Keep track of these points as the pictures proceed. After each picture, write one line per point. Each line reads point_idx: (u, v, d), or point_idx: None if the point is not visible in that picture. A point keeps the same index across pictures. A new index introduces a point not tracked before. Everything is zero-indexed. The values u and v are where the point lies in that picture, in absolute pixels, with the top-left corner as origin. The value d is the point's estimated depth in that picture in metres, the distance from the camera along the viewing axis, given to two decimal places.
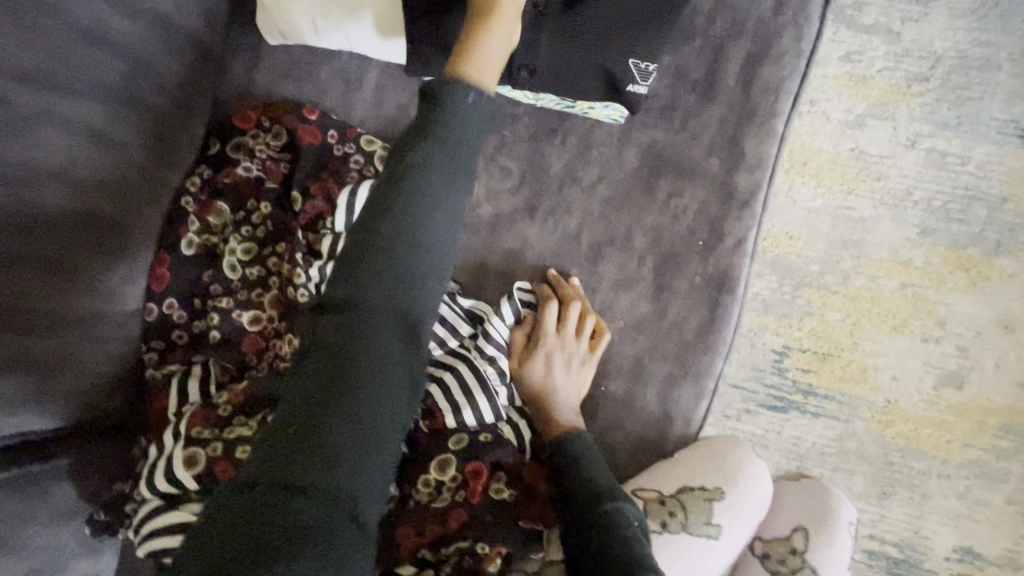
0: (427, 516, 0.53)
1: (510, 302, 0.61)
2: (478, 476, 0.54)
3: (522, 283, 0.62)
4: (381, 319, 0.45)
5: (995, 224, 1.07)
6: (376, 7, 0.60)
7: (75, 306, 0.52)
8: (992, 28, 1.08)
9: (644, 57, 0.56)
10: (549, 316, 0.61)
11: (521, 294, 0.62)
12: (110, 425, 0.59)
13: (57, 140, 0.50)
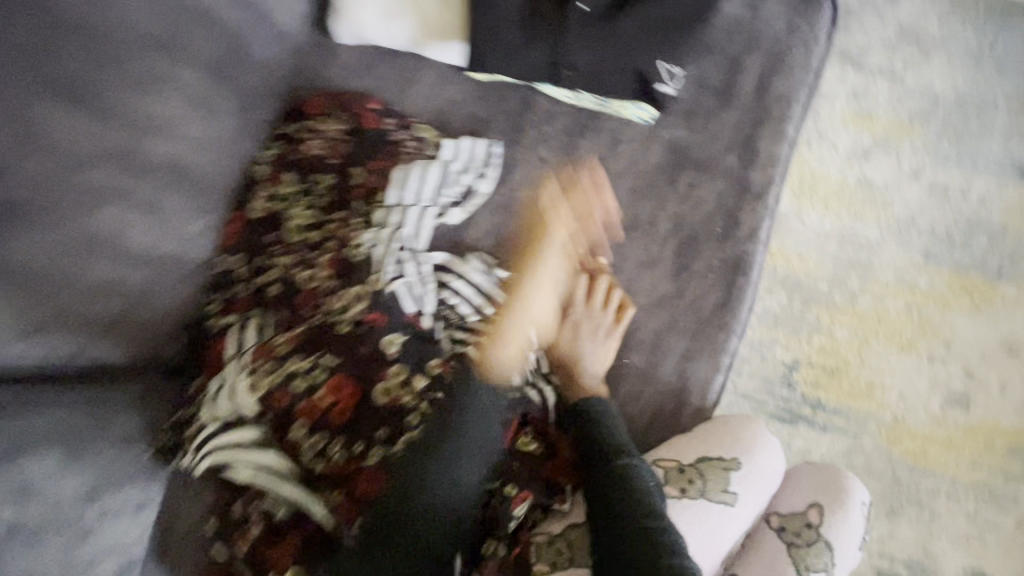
0: None
1: None
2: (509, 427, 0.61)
3: None
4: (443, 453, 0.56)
5: (995, 253, 1.12)
6: (441, 15, 0.70)
7: (155, 242, 0.60)
8: (987, 74, 1.17)
9: (671, 62, 0.64)
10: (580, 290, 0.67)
11: None
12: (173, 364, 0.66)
13: (163, 103, 0.57)
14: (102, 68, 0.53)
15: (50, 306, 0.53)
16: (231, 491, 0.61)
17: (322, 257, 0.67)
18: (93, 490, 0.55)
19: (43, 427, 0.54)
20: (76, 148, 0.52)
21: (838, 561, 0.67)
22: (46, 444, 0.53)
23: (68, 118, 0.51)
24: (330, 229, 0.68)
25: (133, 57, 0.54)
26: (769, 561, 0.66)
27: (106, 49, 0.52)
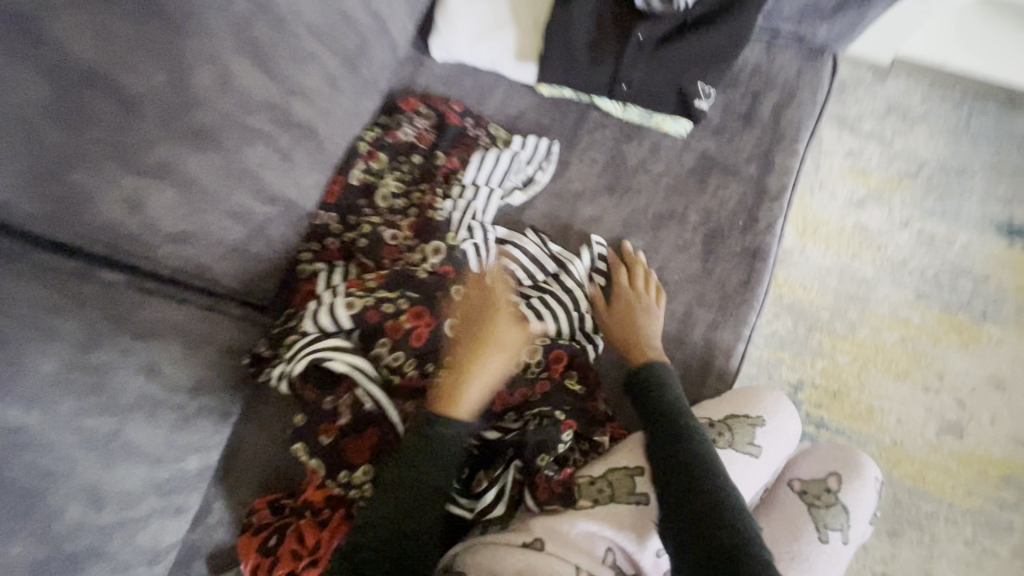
0: (516, 384, 0.71)
1: (589, 250, 0.80)
2: (559, 361, 0.72)
3: (599, 240, 0.81)
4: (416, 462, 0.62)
5: (980, 296, 1.24)
6: (521, 40, 0.86)
7: (281, 190, 0.70)
8: (968, 142, 1.33)
9: (707, 83, 0.79)
10: (625, 278, 0.78)
11: (598, 248, 0.80)
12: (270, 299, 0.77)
13: (310, 75, 0.69)
14: (281, 38, 0.64)
15: (200, 219, 0.62)
16: (319, 389, 0.71)
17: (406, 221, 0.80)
18: (196, 386, 0.66)
19: (177, 324, 0.64)
20: (249, 98, 0.62)
21: (852, 520, 0.79)
22: (176, 336, 0.64)
23: (249, 76, 0.61)
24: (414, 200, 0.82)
25: (298, 40, 0.66)
26: (791, 514, 0.80)
27: (286, 31, 0.64)
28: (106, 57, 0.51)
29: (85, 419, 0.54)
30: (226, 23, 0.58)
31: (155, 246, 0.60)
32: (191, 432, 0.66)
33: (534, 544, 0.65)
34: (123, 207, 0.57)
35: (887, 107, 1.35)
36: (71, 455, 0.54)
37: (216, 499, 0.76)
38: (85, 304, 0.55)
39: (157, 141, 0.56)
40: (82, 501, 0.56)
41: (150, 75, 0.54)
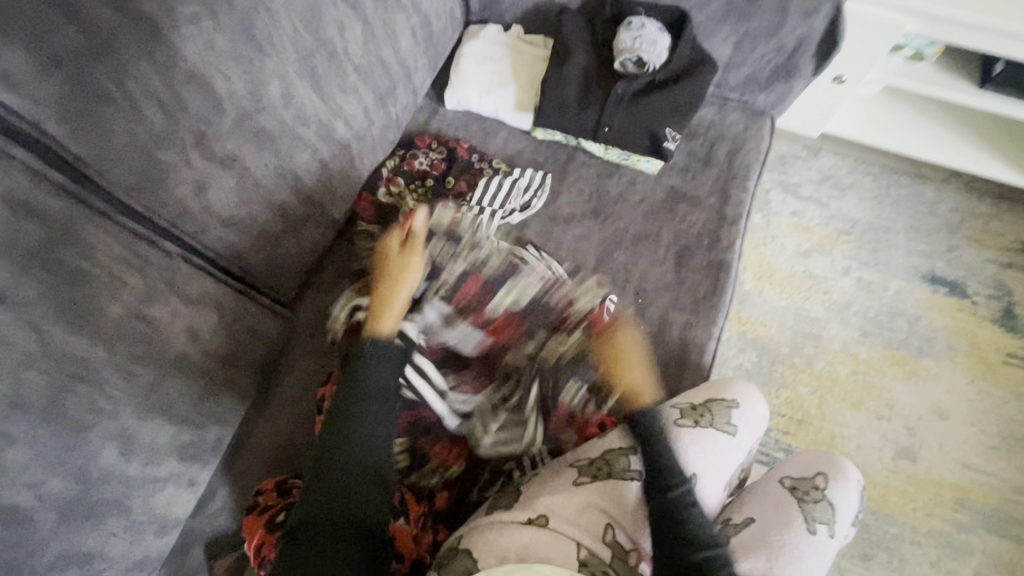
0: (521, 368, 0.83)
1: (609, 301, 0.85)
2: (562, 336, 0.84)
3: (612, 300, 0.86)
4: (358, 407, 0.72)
5: (917, 334, 1.39)
6: (520, 93, 1.03)
7: (318, 196, 0.82)
8: (888, 207, 1.55)
9: (675, 129, 0.96)
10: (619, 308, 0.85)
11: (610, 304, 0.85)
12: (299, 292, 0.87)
13: (351, 103, 0.83)
14: (332, 70, 0.78)
15: (249, 207, 0.72)
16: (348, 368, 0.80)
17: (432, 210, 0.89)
18: (227, 357, 0.72)
19: (224, 302, 0.71)
20: (302, 113, 0.75)
21: (841, 517, 0.77)
22: (221, 311, 0.71)
23: (306, 97, 0.75)
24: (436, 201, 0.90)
25: (344, 74, 0.80)
26: (776, 508, 0.78)
27: (337, 65, 0.79)
28: (207, 63, 0.63)
29: (135, 364, 0.61)
30: (294, 53, 0.72)
31: (209, 226, 0.68)
32: (215, 402, 0.71)
33: (539, 520, 0.69)
34: (192, 187, 0.65)
35: (821, 176, 1.59)
36: (117, 397, 0.59)
37: (220, 486, 0.78)
38: (148, 265, 0.62)
39: (227, 136, 0.67)
40: (116, 447, 0.60)
41: (234, 82, 0.66)
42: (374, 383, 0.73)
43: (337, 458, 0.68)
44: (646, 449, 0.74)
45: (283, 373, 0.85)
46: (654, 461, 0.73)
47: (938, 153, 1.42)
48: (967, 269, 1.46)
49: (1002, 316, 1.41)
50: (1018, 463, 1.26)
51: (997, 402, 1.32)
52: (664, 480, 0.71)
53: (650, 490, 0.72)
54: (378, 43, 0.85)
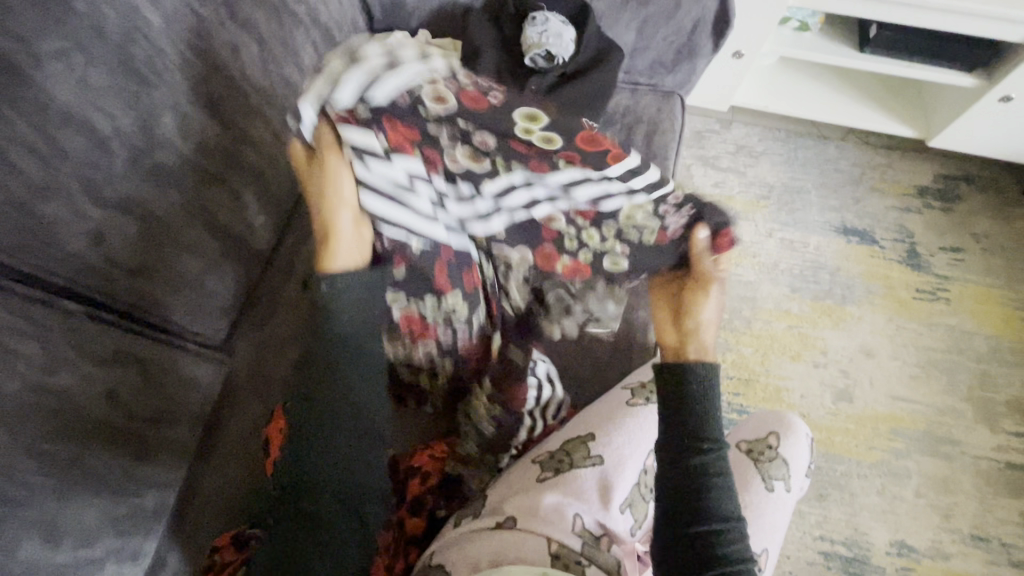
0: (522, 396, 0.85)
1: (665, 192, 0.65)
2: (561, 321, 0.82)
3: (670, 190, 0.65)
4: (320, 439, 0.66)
5: (838, 283, 1.50)
6: None
7: (234, 227, 0.77)
8: (798, 169, 1.65)
9: (591, 119, 0.98)
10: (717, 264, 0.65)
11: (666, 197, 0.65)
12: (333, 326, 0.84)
13: (257, 127, 0.78)
14: (231, 94, 0.73)
15: (157, 252, 0.67)
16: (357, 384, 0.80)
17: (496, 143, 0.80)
18: (155, 415, 0.67)
19: (144, 355, 0.66)
20: (204, 143, 0.70)
21: (793, 472, 0.82)
22: (142, 366, 0.66)
23: (204, 124, 0.70)
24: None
25: (246, 96, 0.76)
26: (736, 471, 0.82)
27: (236, 88, 0.74)
28: (84, 101, 0.58)
29: (46, 442, 0.55)
30: (185, 80, 0.67)
31: (115, 278, 0.63)
32: (150, 465, 0.66)
33: (507, 523, 0.69)
34: (88, 239, 0.60)
35: (735, 147, 1.68)
36: (30, 480, 0.54)
37: (171, 551, 0.72)
38: (48, 330, 0.57)
39: (121, 177, 0.61)
40: (37, 536, 0.54)
41: (119, 119, 0.61)
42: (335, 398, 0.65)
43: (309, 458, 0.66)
44: (675, 400, 0.60)
45: (227, 421, 0.80)
46: (683, 419, 0.60)
47: (835, 114, 1.53)
48: (872, 217, 1.58)
49: (906, 255, 1.54)
50: (938, 387, 1.38)
51: (913, 334, 1.44)
52: (695, 441, 0.59)
53: (669, 452, 0.60)
54: (279, 61, 0.81)
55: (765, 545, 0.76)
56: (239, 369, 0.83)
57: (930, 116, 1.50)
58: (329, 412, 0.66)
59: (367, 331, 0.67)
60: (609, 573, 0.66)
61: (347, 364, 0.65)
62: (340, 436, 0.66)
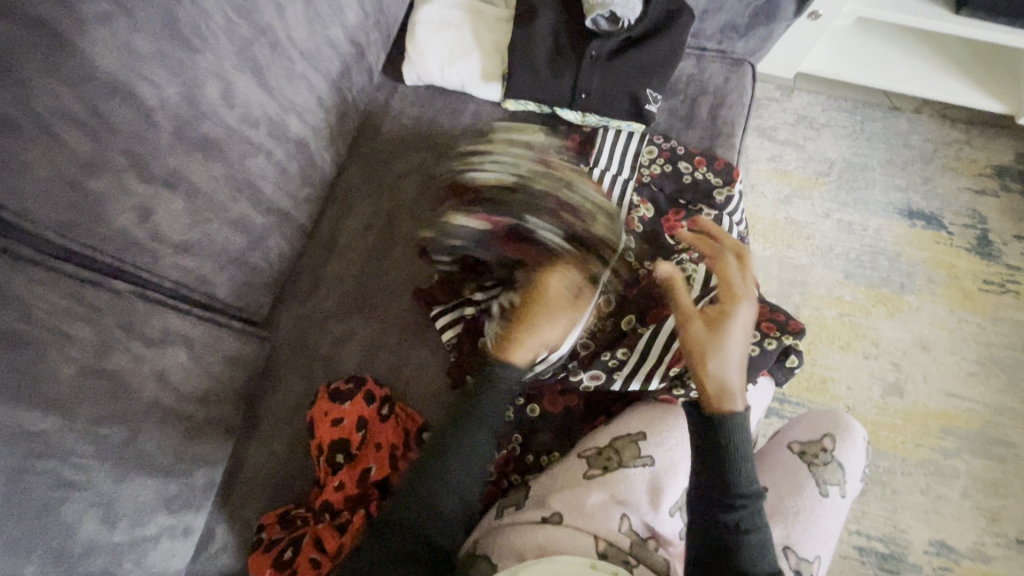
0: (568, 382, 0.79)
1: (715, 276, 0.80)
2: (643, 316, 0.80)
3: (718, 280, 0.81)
4: (461, 447, 0.67)
5: (897, 271, 1.41)
6: (485, 64, 0.94)
7: (278, 202, 0.73)
8: (863, 145, 1.52)
9: (655, 90, 0.90)
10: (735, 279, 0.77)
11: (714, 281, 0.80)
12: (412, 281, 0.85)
13: (302, 94, 0.73)
14: (276, 59, 0.68)
15: (203, 228, 0.64)
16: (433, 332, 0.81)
17: (660, 149, 0.90)
18: (205, 395, 0.66)
19: (191, 333, 0.65)
20: (248, 111, 0.66)
21: (848, 477, 0.78)
22: (189, 345, 0.64)
23: (250, 91, 0.66)
24: (721, 198, 0.87)
25: (291, 60, 0.70)
26: (788, 473, 0.79)
27: (282, 51, 0.69)
28: (127, 69, 0.54)
29: (100, 425, 0.55)
30: (230, 43, 0.62)
31: (162, 256, 0.61)
32: (200, 444, 0.65)
33: (553, 518, 0.69)
34: (134, 217, 0.57)
35: (796, 117, 1.55)
36: (87, 463, 0.53)
37: (220, 523, 0.73)
38: (98, 312, 0.56)
39: (166, 151, 0.58)
40: (97, 516, 0.54)
41: (164, 87, 0.57)
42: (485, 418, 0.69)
43: (439, 464, 0.67)
44: (712, 458, 0.68)
45: (268, 397, 0.79)
46: (724, 475, 0.67)
47: (915, 84, 1.39)
48: (942, 200, 1.47)
49: (976, 244, 1.43)
50: (996, 385, 1.31)
51: (975, 328, 1.36)
52: (727, 497, 0.66)
53: (704, 507, 0.67)
54: (325, 21, 0.75)
55: (817, 552, 0.74)
56: (280, 345, 0.81)
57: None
58: (479, 431, 0.69)
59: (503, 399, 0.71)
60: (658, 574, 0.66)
61: (485, 412, 0.70)
62: (473, 445, 0.68)
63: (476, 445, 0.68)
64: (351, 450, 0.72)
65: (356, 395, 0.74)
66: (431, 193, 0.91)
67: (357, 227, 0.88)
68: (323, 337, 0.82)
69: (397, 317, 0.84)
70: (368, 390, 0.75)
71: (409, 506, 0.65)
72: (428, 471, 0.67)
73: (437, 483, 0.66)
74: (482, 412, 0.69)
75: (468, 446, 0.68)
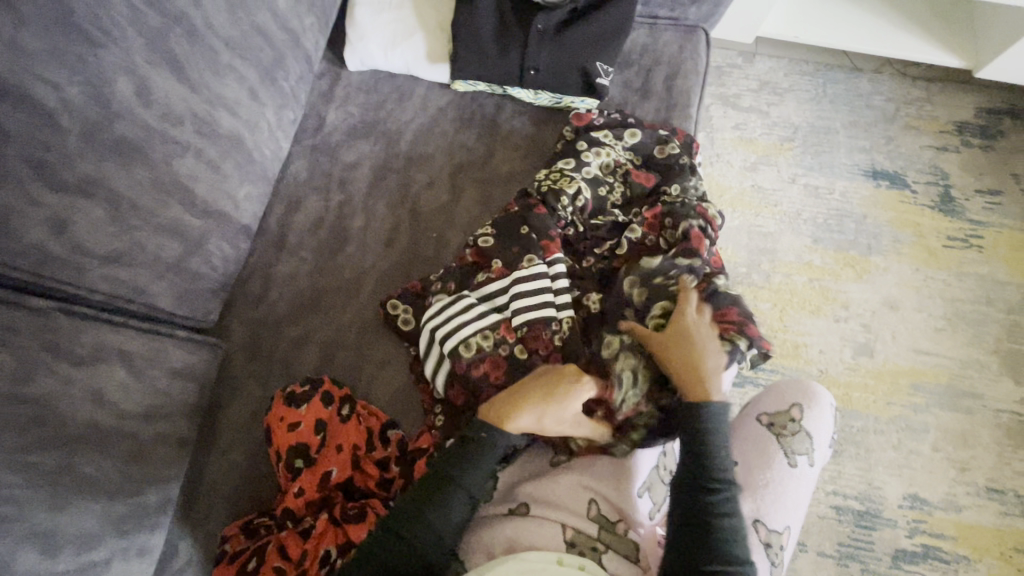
0: None
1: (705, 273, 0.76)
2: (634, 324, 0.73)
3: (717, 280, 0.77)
4: (462, 478, 0.64)
5: (864, 233, 1.41)
6: (430, 44, 0.90)
7: (215, 203, 0.70)
8: (826, 107, 1.52)
9: (606, 62, 0.87)
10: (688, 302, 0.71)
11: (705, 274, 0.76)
12: (373, 276, 0.83)
13: (230, 86, 0.69)
14: (195, 50, 0.64)
15: (130, 236, 0.60)
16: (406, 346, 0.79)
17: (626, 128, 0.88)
18: (149, 411, 0.63)
19: (128, 347, 0.62)
20: (169, 108, 0.62)
21: (816, 445, 0.79)
22: (127, 360, 0.61)
23: (168, 87, 0.62)
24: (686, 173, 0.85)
25: (213, 51, 0.66)
26: (758, 446, 0.79)
27: (200, 41, 0.64)
28: (18, 69, 0.50)
29: (28, 452, 0.52)
30: (139, 37, 0.58)
31: (86, 268, 0.58)
32: (146, 462, 0.63)
33: (519, 509, 0.68)
34: (48, 228, 0.54)
35: (758, 83, 1.54)
36: (16, 493, 0.51)
37: (182, 538, 0.71)
38: (15, 334, 0.52)
39: (77, 156, 0.54)
40: (35, 546, 0.52)
41: (65, 88, 0.53)
42: (488, 444, 0.65)
43: (437, 493, 0.63)
44: (691, 440, 0.65)
45: (225, 406, 0.76)
46: (699, 457, 0.65)
47: (873, 42, 1.37)
48: (905, 159, 1.47)
49: (939, 201, 1.44)
50: (963, 339, 1.33)
51: (941, 285, 1.37)
52: (707, 482, 0.63)
53: (680, 486, 0.65)
54: (248, 6, 0.70)
55: (786, 522, 0.75)
56: (234, 351, 0.79)
57: (980, 43, 1.36)
58: (483, 465, 0.65)
59: (486, 476, 0.65)
60: (625, 559, 0.65)
61: (467, 483, 0.64)
62: (474, 480, 0.64)
63: (477, 479, 0.65)
64: (310, 454, 0.70)
65: (313, 399, 0.72)
66: (383, 184, 0.87)
67: (308, 224, 0.85)
68: (278, 340, 0.79)
69: (355, 315, 0.81)
70: (325, 391, 0.73)
71: (396, 523, 0.62)
72: (424, 495, 0.63)
73: (430, 508, 0.62)
74: (492, 443, 0.65)
75: (472, 477, 0.64)
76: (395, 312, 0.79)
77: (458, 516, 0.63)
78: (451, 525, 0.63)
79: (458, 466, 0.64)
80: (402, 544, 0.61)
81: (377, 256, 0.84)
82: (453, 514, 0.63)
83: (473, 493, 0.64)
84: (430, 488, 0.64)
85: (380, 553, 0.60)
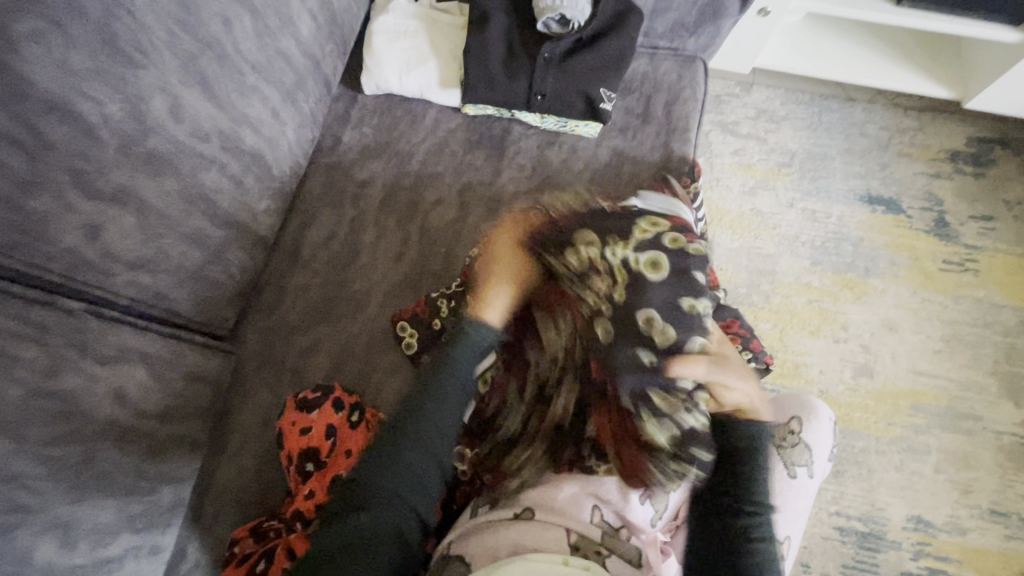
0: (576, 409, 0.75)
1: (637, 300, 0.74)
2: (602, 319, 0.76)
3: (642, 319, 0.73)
4: (426, 410, 0.72)
5: (861, 256, 1.44)
6: (442, 71, 0.95)
7: (235, 215, 0.73)
8: (821, 135, 1.57)
9: (609, 89, 0.92)
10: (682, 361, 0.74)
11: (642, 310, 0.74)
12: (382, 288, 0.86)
13: (255, 106, 0.74)
14: (224, 72, 0.69)
15: (156, 244, 0.64)
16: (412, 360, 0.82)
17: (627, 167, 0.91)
18: (166, 411, 0.65)
19: (150, 350, 0.64)
20: (199, 126, 0.66)
21: (815, 457, 0.80)
22: (148, 361, 0.64)
23: (199, 107, 0.66)
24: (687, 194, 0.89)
25: (241, 74, 0.71)
26: None
27: (229, 64, 0.69)
28: (64, 86, 0.54)
29: (53, 445, 0.54)
30: (175, 60, 0.63)
31: (114, 273, 0.61)
32: (161, 462, 0.65)
33: (525, 514, 0.68)
34: (82, 234, 0.57)
35: (756, 112, 1.59)
36: (40, 485, 0.53)
37: (191, 541, 0.73)
38: (47, 332, 0.55)
39: (112, 168, 0.58)
40: (54, 538, 0.54)
41: (106, 105, 0.57)
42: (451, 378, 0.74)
43: (404, 423, 0.71)
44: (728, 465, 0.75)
45: (237, 411, 0.78)
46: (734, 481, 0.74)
47: (865, 75, 1.43)
48: (900, 185, 1.51)
49: (935, 225, 1.47)
50: (962, 361, 1.35)
51: (938, 307, 1.39)
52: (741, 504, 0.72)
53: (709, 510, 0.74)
54: (274, 34, 0.75)
55: (787, 532, 0.75)
56: (247, 359, 0.81)
57: (968, 76, 1.41)
58: (443, 395, 0.73)
59: (450, 406, 0.73)
60: (629, 563, 0.65)
61: (428, 429, 0.71)
62: (438, 409, 0.72)
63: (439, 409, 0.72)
64: (320, 457, 0.72)
65: (324, 404, 0.74)
66: (394, 201, 0.91)
67: (322, 238, 0.88)
68: (289, 349, 0.82)
69: (365, 326, 0.83)
70: (336, 397, 0.75)
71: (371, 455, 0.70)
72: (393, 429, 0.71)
73: (399, 438, 0.70)
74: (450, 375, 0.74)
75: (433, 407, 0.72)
76: (405, 332, 0.82)
77: (427, 447, 0.70)
78: (421, 452, 0.70)
79: (422, 397, 0.73)
80: (377, 471, 0.68)
81: (385, 267, 0.87)
82: (421, 444, 0.70)
83: (439, 424, 0.72)
84: (398, 422, 0.72)
85: (356, 482, 0.68)
